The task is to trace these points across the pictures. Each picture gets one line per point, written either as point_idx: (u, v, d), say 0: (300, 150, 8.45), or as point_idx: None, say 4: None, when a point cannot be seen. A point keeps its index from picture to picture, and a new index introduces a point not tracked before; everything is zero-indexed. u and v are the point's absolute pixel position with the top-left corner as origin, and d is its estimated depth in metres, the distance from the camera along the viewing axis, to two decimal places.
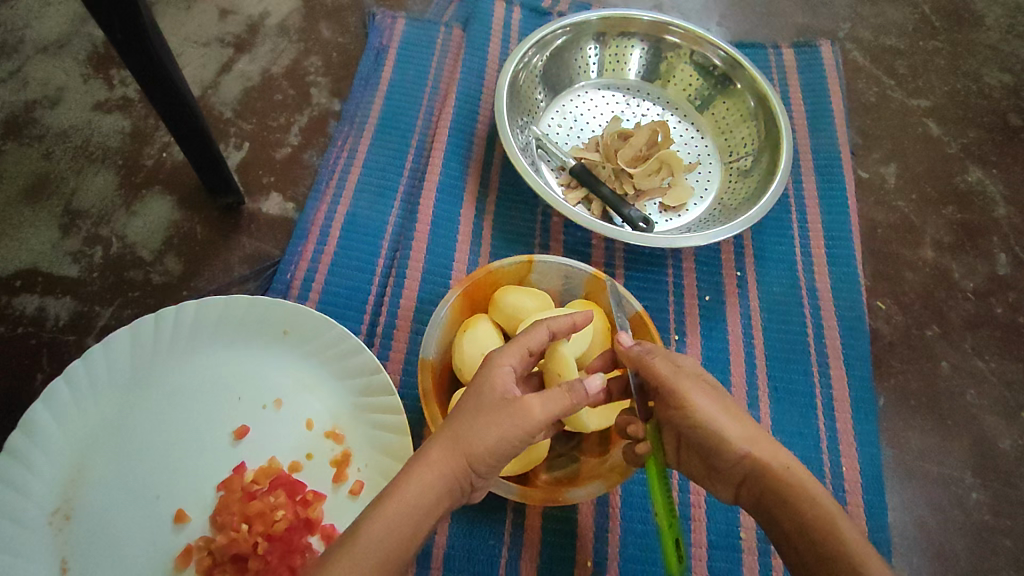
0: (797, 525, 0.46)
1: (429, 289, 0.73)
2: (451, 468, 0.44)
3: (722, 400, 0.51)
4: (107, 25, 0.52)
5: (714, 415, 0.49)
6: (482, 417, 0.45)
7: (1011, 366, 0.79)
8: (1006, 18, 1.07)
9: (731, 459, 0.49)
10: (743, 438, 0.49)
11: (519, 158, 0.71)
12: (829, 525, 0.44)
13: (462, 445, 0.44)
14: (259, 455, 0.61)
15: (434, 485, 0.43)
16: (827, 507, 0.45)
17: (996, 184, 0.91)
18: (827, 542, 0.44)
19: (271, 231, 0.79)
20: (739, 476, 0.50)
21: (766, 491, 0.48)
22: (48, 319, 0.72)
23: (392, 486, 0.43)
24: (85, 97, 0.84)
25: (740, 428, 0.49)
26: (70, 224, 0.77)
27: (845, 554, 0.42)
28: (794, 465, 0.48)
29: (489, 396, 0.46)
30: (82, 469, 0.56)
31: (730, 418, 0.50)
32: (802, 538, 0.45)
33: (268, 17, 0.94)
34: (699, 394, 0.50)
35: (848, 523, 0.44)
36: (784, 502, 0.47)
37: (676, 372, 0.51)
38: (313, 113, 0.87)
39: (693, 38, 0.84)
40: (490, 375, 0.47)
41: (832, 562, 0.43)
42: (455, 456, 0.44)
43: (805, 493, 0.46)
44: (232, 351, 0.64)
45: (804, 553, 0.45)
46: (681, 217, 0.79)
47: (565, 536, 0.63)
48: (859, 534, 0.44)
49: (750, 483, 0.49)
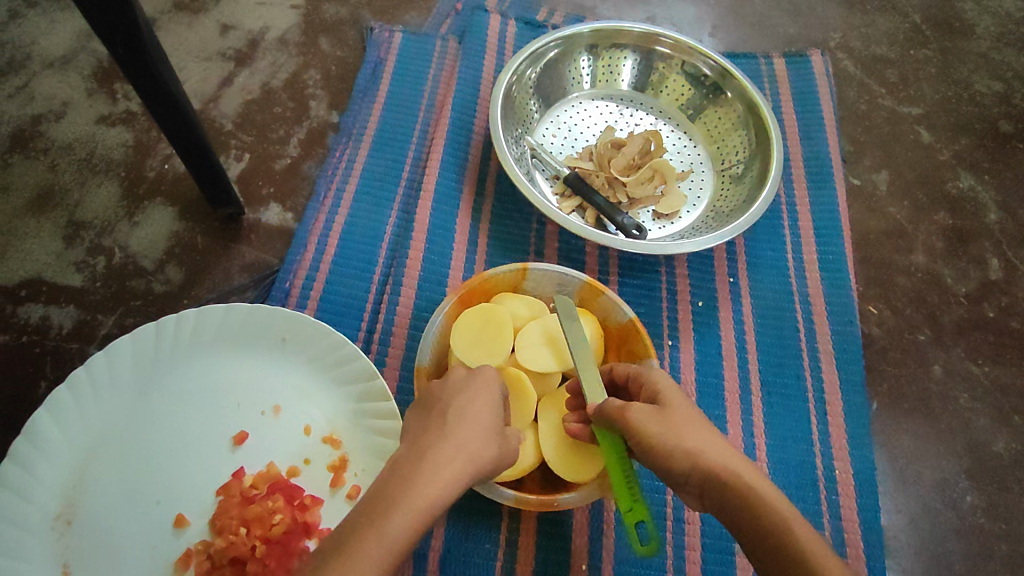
0: (756, 532, 0.44)
1: (425, 296, 0.74)
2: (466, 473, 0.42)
3: (661, 412, 0.50)
4: (109, 39, 0.53)
5: (662, 435, 0.48)
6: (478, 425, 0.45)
7: (1003, 370, 0.80)
8: (997, 27, 1.08)
9: (682, 473, 0.47)
10: (689, 448, 0.47)
11: (514, 168, 0.72)
12: (782, 526, 0.43)
13: (474, 455, 0.43)
14: (258, 461, 0.62)
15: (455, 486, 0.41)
16: (781, 509, 0.44)
17: (988, 190, 0.92)
18: (785, 549, 0.42)
19: (271, 240, 0.81)
20: (697, 488, 0.47)
21: (723, 501, 0.46)
22: (51, 327, 0.73)
23: (412, 484, 0.40)
24: (90, 111, 0.86)
25: (685, 439, 0.48)
26: (74, 235, 0.78)
27: (801, 558, 0.41)
28: (742, 468, 0.46)
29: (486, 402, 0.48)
30: (83, 475, 0.58)
31: (672, 430, 0.48)
32: (763, 544, 0.43)
33: (269, 32, 0.96)
34: (637, 410, 0.49)
35: (802, 526, 0.43)
36: (742, 511, 0.44)
37: (621, 402, 0.51)
38: (311, 125, 0.89)
39: (684, 49, 0.86)
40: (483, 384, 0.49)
41: (791, 566, 0.41)
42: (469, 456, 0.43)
43: (759, 498, 0.44)
44: (231, 358, 0.65)
45: (765, 561, 0.43)
46: (674, 225, 0.80)
47: (559, 539, 0.64)
48: (812, 532, 0.43)
49: (708, 493, 0.47)
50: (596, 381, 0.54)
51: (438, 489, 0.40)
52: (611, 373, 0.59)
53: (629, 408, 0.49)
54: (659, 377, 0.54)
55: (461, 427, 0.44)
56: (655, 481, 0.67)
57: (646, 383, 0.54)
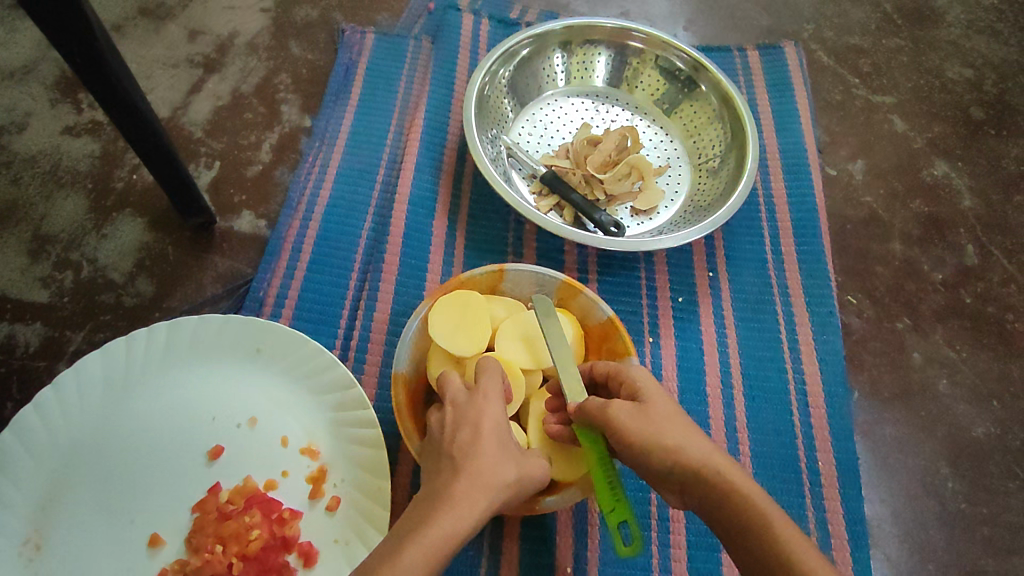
0: (734, 527, 0.43)
1: (402, 301, 0.73)
2: (481, 504, 0.43)
3: (641, 410, 0.49)
4: (66, 51, 0.52)
5: (642, 432, 0.48)
6: (489, 451, 0.46)
7: (981, 355, 0.80)
8: (966, 14, 1.09)
9: (663, 472, 0.47)
10: (668, 445, 0.47)
11: (489, 169, 0.71)
12: (763, 520, 0.42)
13: (486, 484, 0.45)
14: (234, 475, 0.60)
15: (472, 518, 0.43)
16: (759, 503, 0.43)
17: (961, 177, 0.93)
18: (764, 544, 0.42)
19: (244, 249, 0.79)
20: (677, 485, 0.47)
21: (704, 497, 0.45)
22: (18, 345, 0.71)
23: (427, 520, 0.42)
24: (54, 121, 0.84)
25: (665, 437, 0.47)
26: (39, 250, 0.76)
27: (781, 552, 0.41)
28: (722, 464, 0.46)
29: (491, 428, 0.48)
30: (53, 495, 0.56)
31: (652, 427, 0.48)
32: (745, 541, 0.43)
33: (238, 37, 0.94)
34: (619, 407, 0.49)
35: (783, 521, 0.42)
36: (721, 506, 0.44)
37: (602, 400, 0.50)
38: (283, 130, 0.87)
39: (657, 43, 0.85)
40: (491, 408, 0.50)
41: (771, 560, 0.41)
42: (478, 484, 0.44)
43: (737, 493, 0.44)
44: (204, 371, 0.63)
45: (747, 557, 0.43)
46: (653, 221, 0.80)
47: (543, 542, 0.63)
48: (793, 527, 0.42)
49: (688, 490, 0.47)
50: (574, 378, 0.54)
51: (453, 522, 0.42)
52: (590, 371, 0.59)
53: (611, 406, 0.49)
54: (637, 373, 0.53)
55: (471, 462, 0.45)
56: (639, 479, 0.66)
57: (626, 381, 0.53)
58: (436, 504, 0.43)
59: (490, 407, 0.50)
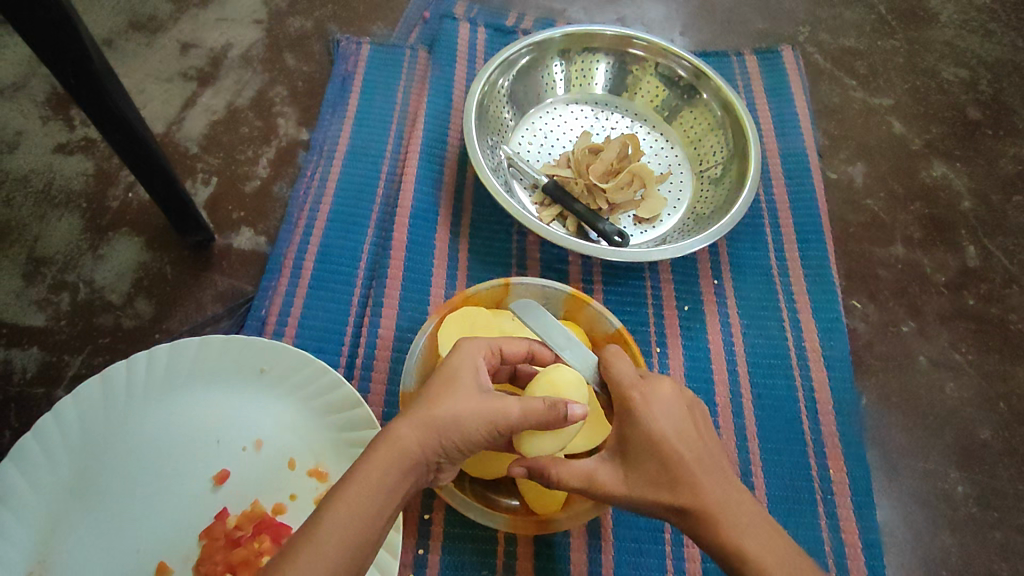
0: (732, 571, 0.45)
1: (406, 316, 0.72)
2: (413, 444, 0.43)
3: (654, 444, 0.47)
4: (59, 72, 0.51)
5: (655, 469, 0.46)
6: (435, 397, 0.45)
7: (986, 357, 0.80)
8: (959, 14, 1.10)
9: (666, 507, 0.46)
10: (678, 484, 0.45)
11: (491, 180, 0.70)
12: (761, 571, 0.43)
13: (422, 427, 0.44)
14: (242, 500, 0.59)
15: (399, 467, 0.43)
16: (755, 552, 0.44)
17: (960, 178, 0.93)
18: None
19: (243, 267, 0.78)
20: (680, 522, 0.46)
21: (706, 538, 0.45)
22: (15, 371, 0.70)
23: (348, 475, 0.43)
24: (45, 139, 0.83)
25: (680, 477, 0.46)
26: (34, 272, 0.75)
27: None
28: (728, 511, 0.45)
29: (449, 377, 0.47)
30: (53, 527, 0.55)
31: (659, 470, 0.46)
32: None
33: (231, 49, 0.93)
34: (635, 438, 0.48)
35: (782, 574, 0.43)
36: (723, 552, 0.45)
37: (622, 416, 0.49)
38: (280, 144, 0.86)
39: (657, 50, 0.85)
40: (461, 364, 0.48)
41: None
42: (414, 429, 0.44)
43: (737, 541, 0.44)
44: (208, 393, 0.62)
45: None
46: (656, 229, 0.79)
47: (557, 560, 0.63)
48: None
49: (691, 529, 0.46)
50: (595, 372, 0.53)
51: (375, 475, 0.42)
52: None
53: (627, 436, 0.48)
54: (659, 386, 0.50)
55: (418, 406, 0.45)
56: None
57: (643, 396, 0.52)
58: (371, 448, 0.44)
59: (466, 368, 0.48)
